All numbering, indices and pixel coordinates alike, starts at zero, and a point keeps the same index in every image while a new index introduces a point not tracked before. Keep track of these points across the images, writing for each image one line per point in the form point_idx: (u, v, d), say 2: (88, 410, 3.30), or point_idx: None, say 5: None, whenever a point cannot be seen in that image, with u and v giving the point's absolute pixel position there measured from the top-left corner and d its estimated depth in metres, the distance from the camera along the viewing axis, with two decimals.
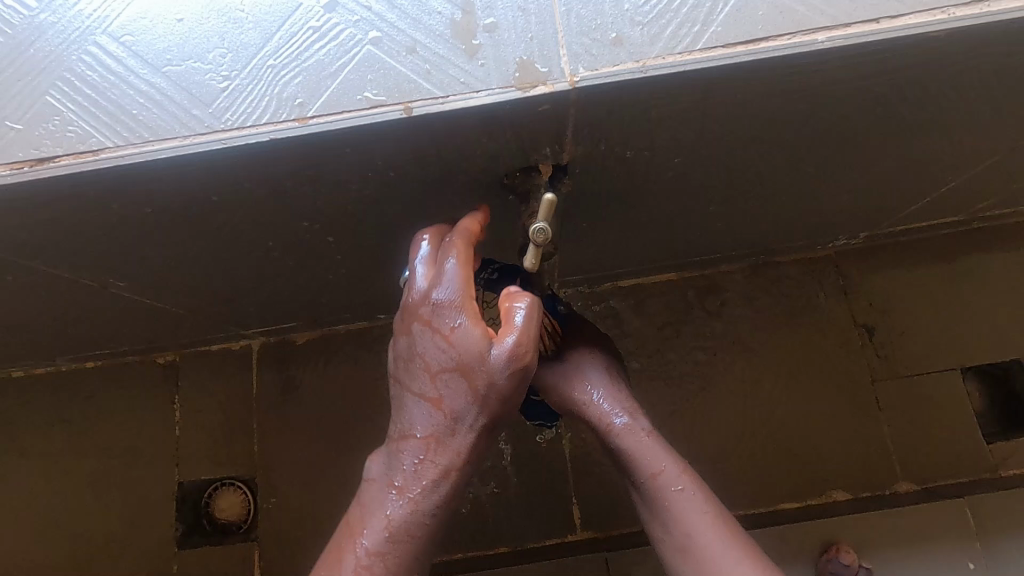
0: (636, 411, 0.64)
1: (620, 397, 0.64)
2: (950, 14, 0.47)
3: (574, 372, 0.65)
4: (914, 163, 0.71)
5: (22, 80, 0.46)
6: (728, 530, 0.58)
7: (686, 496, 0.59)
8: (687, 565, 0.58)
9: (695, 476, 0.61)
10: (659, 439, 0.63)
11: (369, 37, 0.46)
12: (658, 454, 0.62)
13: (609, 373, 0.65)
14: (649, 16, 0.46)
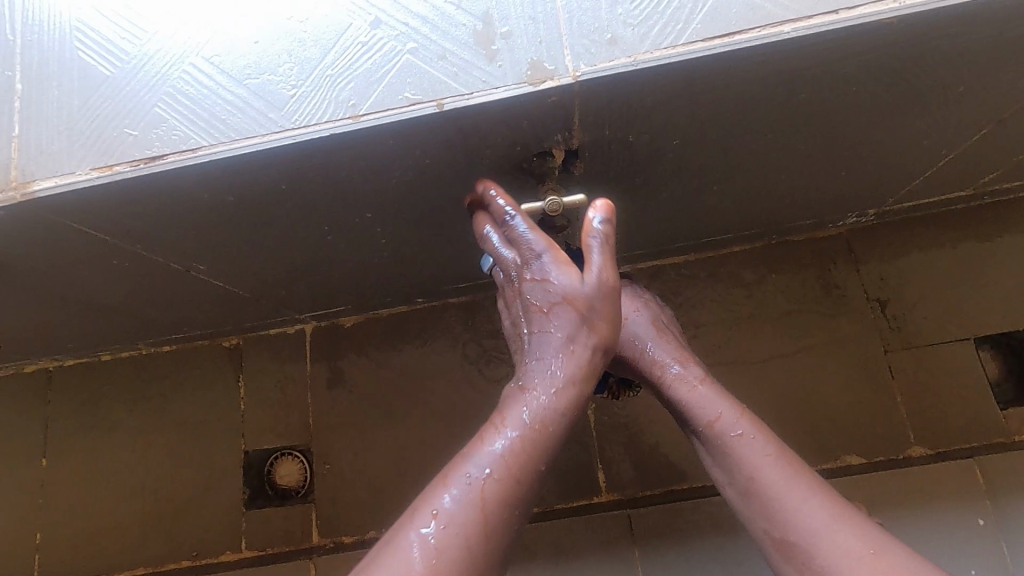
0: (688, 363, 0.74)
1: (672, 352, 0.75)
2: (900, 3, 0.54)
3: (625, 332, 0.77)
4: (903, 138, 0.76)
5: (136, 96, 0.58)
6: (791, 468, 0.63)
7: (746, 437, 0.66)
8: (754, 505, 0.63)
9: (753, 420, 0.67)
10: (714, 388, 0.71)
11: (408, 47, 0.56)
12: (713, 400, 0.69)
13: (658, 332, 0.77)
14: (639, 19, 0.55)
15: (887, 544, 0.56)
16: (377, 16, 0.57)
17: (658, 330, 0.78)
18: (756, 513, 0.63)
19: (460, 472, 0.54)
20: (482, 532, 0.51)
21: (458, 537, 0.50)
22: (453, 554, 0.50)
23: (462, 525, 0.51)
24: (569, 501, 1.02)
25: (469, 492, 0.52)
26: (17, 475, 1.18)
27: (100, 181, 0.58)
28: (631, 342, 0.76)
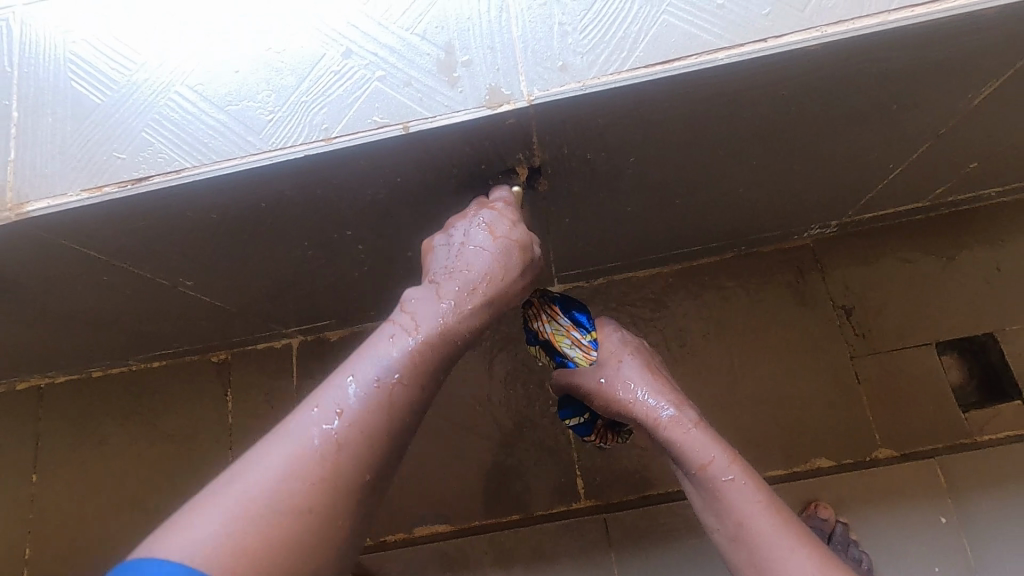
0: (682, 405, 0.69)
1: (665, 392, 0.70)
2: (823, 32, 0.58)
3: (615, 374, 0.72)
4: (850, 153, 0.81)
5: (125, 122, 0.62)
6: (781, 517, 0.61)
7: (737, 485, 0.63)
8: (742, 553, 0.61)
9: (745, 465, 0.65)
10: (707, 431, 0.67)
11: (377, 75, 0.61)
12: (706, 443, 0.66)
13: (649, 372, 0.72)
14: (587, 47, 0.60)
15: None
16: (349, 48, 0.62)
17: (648, 368, 0.73)
18: (744, 559, 0.61)
19: (377, 368, 0.51)
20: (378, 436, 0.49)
21: (358, 432, 0.48)
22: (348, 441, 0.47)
23: (368, 422, 0.48)
24: (548, 507, 1.05)
25: (364, 405, 0.49)
26: (10, 491, 1.20)
27: (90, 201, 0.61)
28: (621, 386, 0.71)
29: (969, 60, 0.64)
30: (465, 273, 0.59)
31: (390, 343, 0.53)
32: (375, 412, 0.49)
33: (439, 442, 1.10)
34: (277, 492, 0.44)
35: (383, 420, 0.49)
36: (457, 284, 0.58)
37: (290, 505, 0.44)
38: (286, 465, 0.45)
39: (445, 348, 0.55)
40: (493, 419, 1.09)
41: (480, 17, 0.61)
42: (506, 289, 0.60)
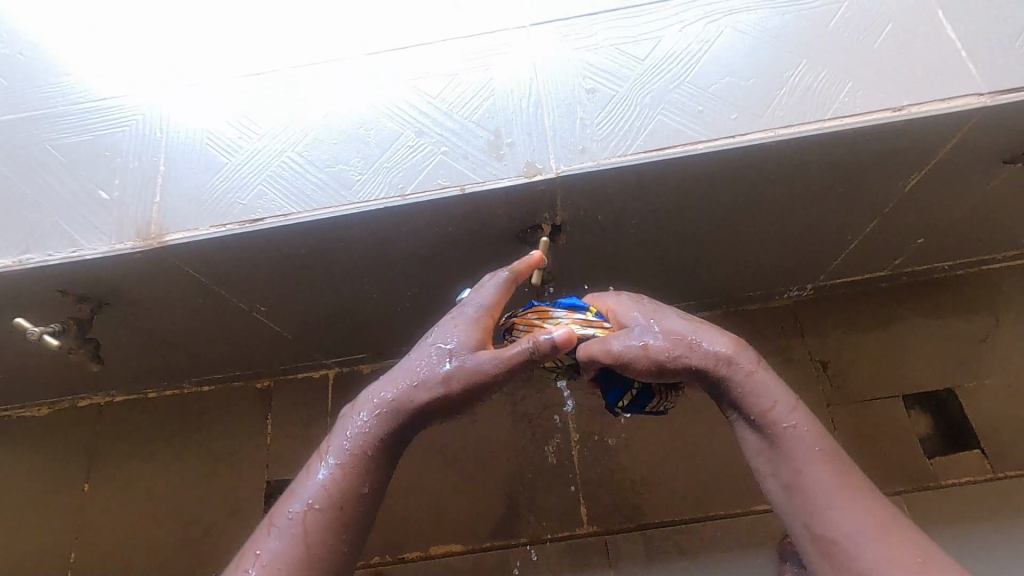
0: (741, 350, 0.69)
1: (723, 340, 0.69)
2: (777, 133, 0.77)
3: (665, 329, 0.71)
4: (814, 225, 0.99)
5: (247, 178, 0.82)
6: (837, 461, 0.65)
7: (799, 430, 0.66)
8: (798, 500, 0.64)
9: (804, 411, 0.68)
10: (767, 377, 0.69)
11: (442, 150, 0.80)
12: (767, 389, 0.68)
13: (701, 325, 0.71)
14: (601, 137, 0.79)
15: (926, 547, 0.61)
16: (421, 130, 0.82)
17: (695, 321, 0.72)
18: (799, 506, 0.64)
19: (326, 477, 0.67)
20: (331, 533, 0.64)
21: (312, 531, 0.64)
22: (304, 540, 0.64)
23: (319, 521, 0.64)
24: (554, 530, 1.15)
25: (318, 511, 0.65)
26: (63, 498, 1.32)
27: (216, 234, 0.80)
28: (676, 338, 0.69)
29: (895, 159, 0.83)
30: (417, 378, 0.69)
31: (336, 450, 0.68)
32: (324, 511, 0.65)
33: (457, 467, 1.21)
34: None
35: (326, 528, 0.65)
36: (395, 380, 0.70)
37: None
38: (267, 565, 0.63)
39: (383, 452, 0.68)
40: (507, 448, 1.21)
41: (521, 112, 0.81)
42: (435, 390, 0.68)
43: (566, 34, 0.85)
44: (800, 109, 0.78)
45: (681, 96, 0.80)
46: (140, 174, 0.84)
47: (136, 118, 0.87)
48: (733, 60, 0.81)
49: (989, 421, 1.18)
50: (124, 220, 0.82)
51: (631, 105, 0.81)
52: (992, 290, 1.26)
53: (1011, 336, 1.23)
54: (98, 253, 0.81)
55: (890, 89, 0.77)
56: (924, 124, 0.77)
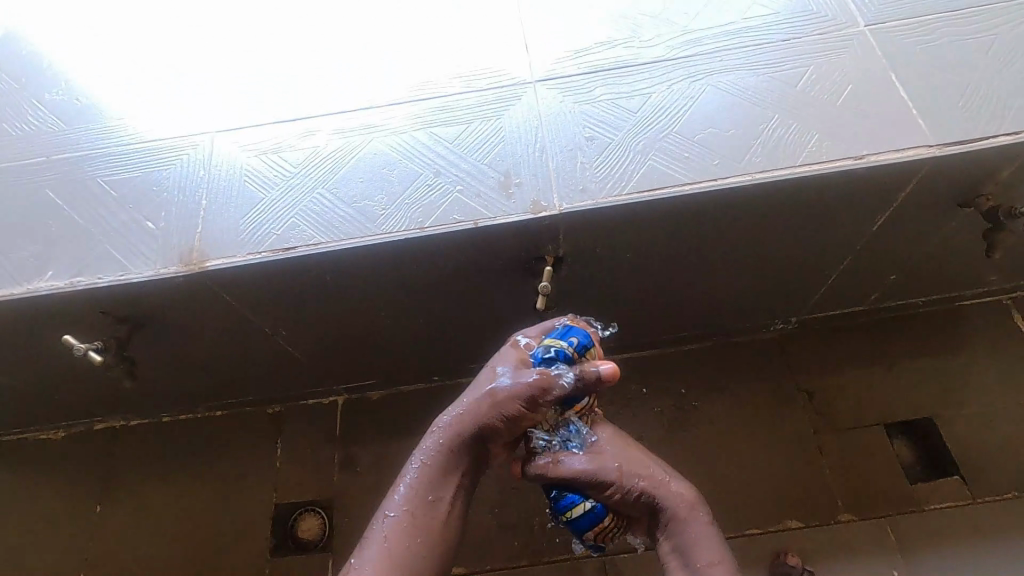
0: (699, 505, 0.75)
1: (689, 490, 0.76)
2: (754, 177, 0.88)
3: (640, 461, 0.76)
4: (794, 260, 1.08)
5: (282, 211, 0.91)
6: None
7: None
8: None
9: None
10: (715, 535, 0.74)
11: (457, 189, 0.90)
12: (710, 545, 0.73)
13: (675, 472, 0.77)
14: (599, 178, 0.89)
15: None
16: (439, 171, 0.92)
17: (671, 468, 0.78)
18: None
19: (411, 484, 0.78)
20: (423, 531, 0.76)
21: (405, 528, 0.76)
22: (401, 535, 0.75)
23: (413, 519, 0.76)
24: (554, 553, 1.17)
25: (410, 512, 0.77)
26: (76, 519, 1.35)
27: (253, 261, 0.88)
28: (647, 472, 0.76)
29: (862, 201, 0.93)
30: (474, 404, 0.78)
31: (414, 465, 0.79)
32: (416, 512, 0.77)
33: None
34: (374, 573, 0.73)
35: (412, 543, 0.75)
36: (454, 408, 0.80)
37: None
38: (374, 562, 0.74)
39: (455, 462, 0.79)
40: (508, 472, 1.24)
41: (527, 156, 0.92)
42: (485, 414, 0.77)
43: (566, 90, 0.96)
44: (773, 156, 0.89)
45: (669, 144, 0.91)
46: (184, 206, 0.93)
47: (181, 158, 0.97)
48: (713, 114, 0.93)
49: (970, 448, 1.24)
50: (169, 247, 0.91)
51: (624, 151, 0.91)
52: (965, 324, 1.34)
53: (984, 367, 1.30)
54: (144, 276, 0.89)
55: (853, 140, 0.88)
56: (884, 170, 0.88)
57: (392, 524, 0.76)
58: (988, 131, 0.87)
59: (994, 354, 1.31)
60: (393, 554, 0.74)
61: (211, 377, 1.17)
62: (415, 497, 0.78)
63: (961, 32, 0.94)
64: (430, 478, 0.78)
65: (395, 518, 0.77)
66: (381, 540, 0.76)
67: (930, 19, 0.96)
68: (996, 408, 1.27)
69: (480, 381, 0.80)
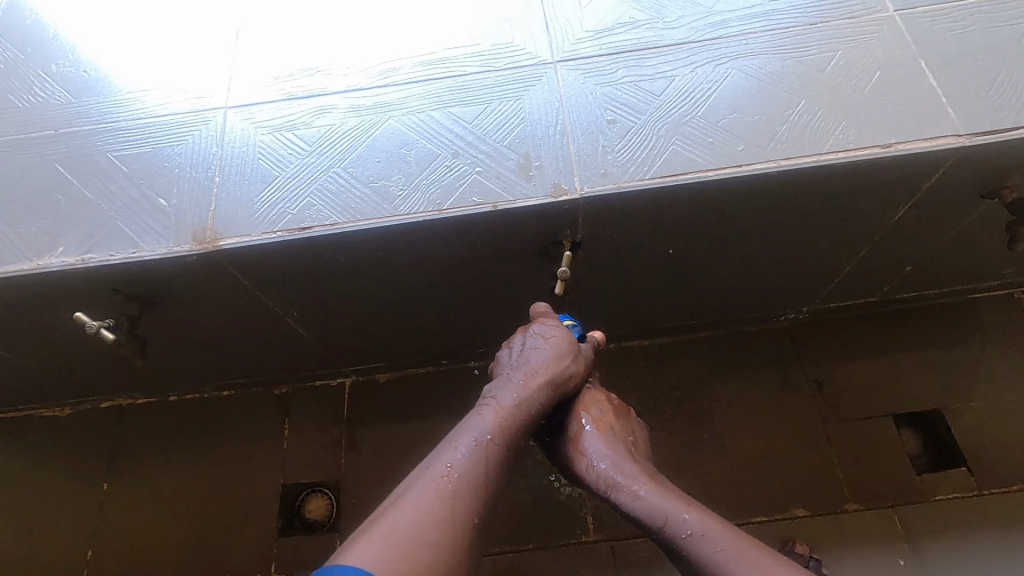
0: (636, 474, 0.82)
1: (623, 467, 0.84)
2: (779, 164, 0.86)
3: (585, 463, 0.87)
4: (811, 249, 1.07)
5: (297, 190, 0.90)
6: (742, 565, 0.67)
7: (693, 537, 0.72)
8: None
9: (700, 516, 0.73)
10: (658, 494, 0.78)
11: (476, 170, 0.89)
12: (660, 506, 0.77)
13: (611, 455, 0.86)
14: (621, 162, 0.88)
15: None
16: (457, 152, 0.90)
17: (611, 452, 0.87)
18: None
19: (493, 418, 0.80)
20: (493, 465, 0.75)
21: (483, 455, 0.75)
22: (476, 460, 0.74)
23: (489, 451, 0.76)
24: (562, 538, 1.17)
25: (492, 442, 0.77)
26: (82, 496, 1.35)
27: (268, 240, 0.87)
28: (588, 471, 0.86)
29: (885, 190, 0.92)
30: (548, 359, 0.88)
31: (497, 405, 0.82)
32: (496, 445, 0.77)
33: None
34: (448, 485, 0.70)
35: (485, 471, 0.74)
36: (525, 365, 0.87)
37: (447, 504, 0.68)
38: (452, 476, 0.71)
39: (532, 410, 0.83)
40: None
41: (547, 138, 0.90)
42: (558, 367, 0.87)
43: (588, 71, 0.94)
44: (798, 143, 0.87)
45: (693, 128, 0.89)
46: (196, 184, 0.91)
47: (193, 133, 0.95)
48: (738, 99, 0.91)
49: (977, 441, 1.24)
50: (182, 225, 0.89)
51: (646, 135, 0.89)
52: (977, 317, 1.34)
53: (995, 360, 1.30)
54: (156, 254, 0.88)
55: (880, 128, 0.87)
56: (910, 160, 0.86)
57: (472, 446, 0.75)
58: (1018, 122, 0.85)
59: (1005, 347, 1.31)
60: (468, 475, 0.72)
61: (221, 357, 1.16)
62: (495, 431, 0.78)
63: (992, 19, 0.92)
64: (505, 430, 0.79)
65: (476, 442, 0.76)
66: (457, 465, 0.73)
67: (960, 5, 0.94)
68: (1005, 402, 1.27)
69: (541, 341, 0.90)
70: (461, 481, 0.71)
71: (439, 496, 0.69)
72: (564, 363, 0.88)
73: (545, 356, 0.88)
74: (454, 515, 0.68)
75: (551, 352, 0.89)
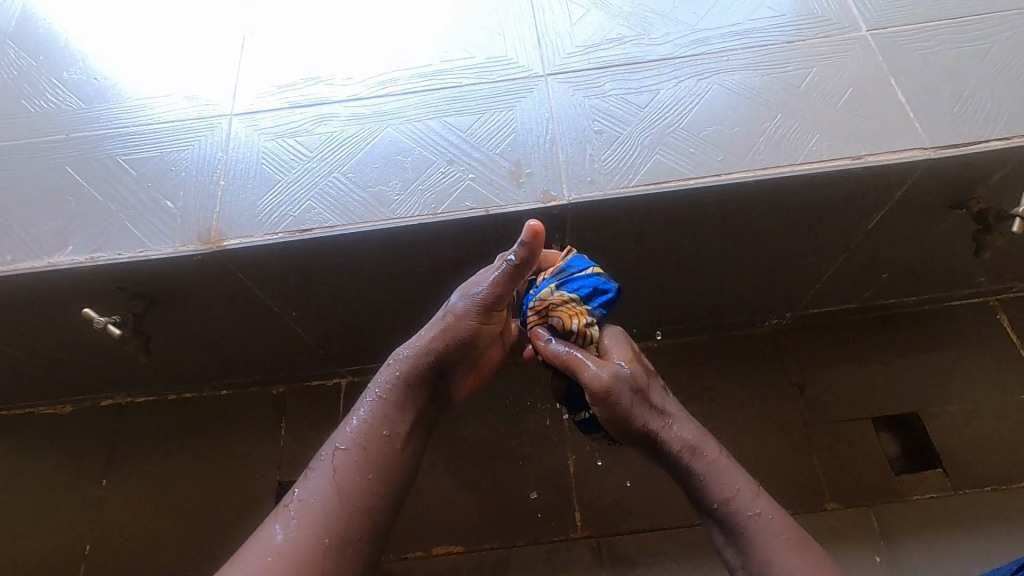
0: (705, 438, 0.82)
1: (693, 426, 0.82)
2: (757, 173, 0.91)
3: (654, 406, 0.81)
4: (790, 256, 1.12)
5: (298, 193, 0.94)
6: (803, 555, 0.74)
7: (763, 516, 0.76)
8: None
9: (767, 500, 0.78)
10: (729, 467, 0.79)
11: (470, 177, 0.93)
12: (730, 479, 0.78)
13: (679, 411, 0.83)
14: (608, 170, 0.92)
15: None
16: (452, 159, 0.95)
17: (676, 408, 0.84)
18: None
19: (348, 423, 0.84)
20: (341, 472, 0.79)
21: (330, 467, 0.80)
22: (322, 475, 0.79)
23: (337, 462, 0.80)
24: (551, 534, 1.19)
25: (341, 452, 0.81)
26: (81, 492, 1.38)
27: (269, 241, 0.91)
28: (657, 416, 0.80)
29: (859, 200, 0.97)
30: (433, 321, 0.86)
31: (359, 405, 0.85)
32: (346, 453, 0.81)
33: (461, 470, 1.25)
34: (291, 513, 0.77)
35: (329, 484, 0.78)
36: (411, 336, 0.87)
37: (291, 531, 0.75)
38: (298, 502, 0.78)
39: (396, 394, 0.84)
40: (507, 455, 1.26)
41: (538, 147, 0.95)
42: (431, 330, 0.84)
43: (577, 84, 0.99)
44: (775, 154, 0.92)
45: (676, 139, 0.94)
46: (201, 187, 0.95)
47: (198, 139, 0.99)
48: (719, 112, 0.96)
49: (953, 443, 1.29)
50: (186, 226, 0.93)
51: (632, 145, 0.94)
52: (953, 324, 1.38)
53: (970, 365, 1.35)
54: (162, 254, 0.92)
55: (852, 141, 0.92)
56: (881, 171, 0.91)
57: (325, 463, 0.81)
58: (981, 137, 0.90)
59: (980, 353, 1.36)
60: (313, 491, 0.78)
61: (222, 355, 1.20)
62: (346, 438, 0.82)
63: (959, 39, 0.98)
64: (386, 412, 0.83)
65: (329, 458, 0.81)
66: (311, 486, 0.79)
67: (930, 26, 0.99)
68: (980, 405, 1.31)
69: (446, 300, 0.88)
70: (307, 504, 0.77)
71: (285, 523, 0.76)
72: (436, 326, 0.84)
73: (434, 319, 0.86)
74: (325, 509, 0.76)
75: (438, 314, 0.86)
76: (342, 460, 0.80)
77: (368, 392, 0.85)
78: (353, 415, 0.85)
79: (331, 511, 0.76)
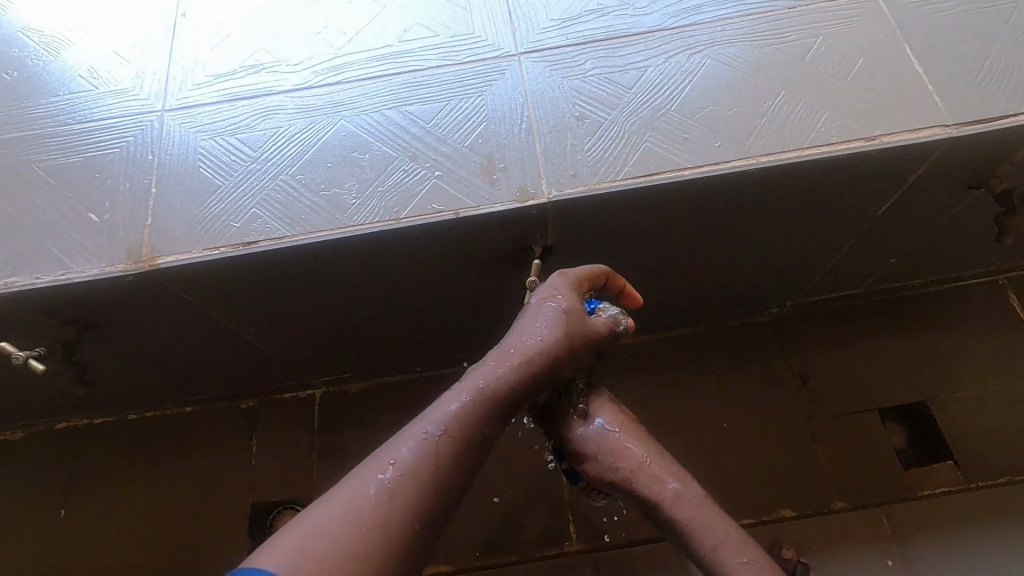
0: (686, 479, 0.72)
1: (671, 466, 0.73)
2: (759, 160, 0.81)
3: (626, 449, 0.73)
4: (795, 245, 1.02)
5: (241, 199, 0.82)
6: None
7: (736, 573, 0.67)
8: None
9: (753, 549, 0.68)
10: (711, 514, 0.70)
11: (436, 174, 0.82)
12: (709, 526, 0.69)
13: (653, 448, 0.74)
14: (592, 161, 0.82)
15: None
16: (415, 155, 0.84)
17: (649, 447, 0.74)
18: None
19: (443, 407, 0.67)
20: (428, 469, 0.62)
21: (416, 461, 0.62)
22: (403, 471, 0.61)
23: (428, 454, 0.63)
24: (546, 548, 1.10)
25: (428, 442, 0.64)
26: (37, 522, 1.28)
27: (209, 257, 0.80)
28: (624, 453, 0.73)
29: (872, 183, 0.87)
30: (541, 335, 0.71)
31: (457, 391, 0.69)
32: (438, 446, 0.63)
33: None
34: (354, 509, 0.57)
35: (414, 486, 0.60)
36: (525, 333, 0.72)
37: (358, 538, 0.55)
38: (367, 496, 0.58)
39: (498, 394, 0.69)
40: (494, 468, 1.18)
41: (512, 137, 0.84)
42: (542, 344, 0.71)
43: (554, 63, 0.88)
44: (779, 137, 0.82)
45: (667, 123, 0.83)
46: (131, 196, 0.84)
47: (126, 140, 0.87)
48: (714, 90, 0.85)
49: (965, 433, 1.22)
50: (114, 242, 0.82)
51: (617, 132, 0.83)
52: (962, 306, 1.31)
53: (981, 350, 1.28)
54: (86, 276, 0.80)
55: (864, 119, 0.82)
56: (896, 153, 0.81)
57: (403, 455, 0.62)
58: (1008, 110, 0.80)
59: (991, 336, 1.29)
60: (391, 487, 0.59)
61: (178, 376, 1.09)
62: (443, 426, 0.65)
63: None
64: (491, 407, 0.68)
65: (410, 448, 0.63)
66: (387, 480, 0.60)
67: None
68: (991, 393, 1.25)
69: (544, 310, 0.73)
70: (374, 507, 0.57)
71: (361, 520, 0.56)
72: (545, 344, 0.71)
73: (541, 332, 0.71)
74: (407, 515, 0.58)
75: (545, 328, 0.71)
76: (441, 450, 0.63)
77: (474, 379, 0.70)
78: (447, 400, 0.68)
79: (417, 507, 0.59)
